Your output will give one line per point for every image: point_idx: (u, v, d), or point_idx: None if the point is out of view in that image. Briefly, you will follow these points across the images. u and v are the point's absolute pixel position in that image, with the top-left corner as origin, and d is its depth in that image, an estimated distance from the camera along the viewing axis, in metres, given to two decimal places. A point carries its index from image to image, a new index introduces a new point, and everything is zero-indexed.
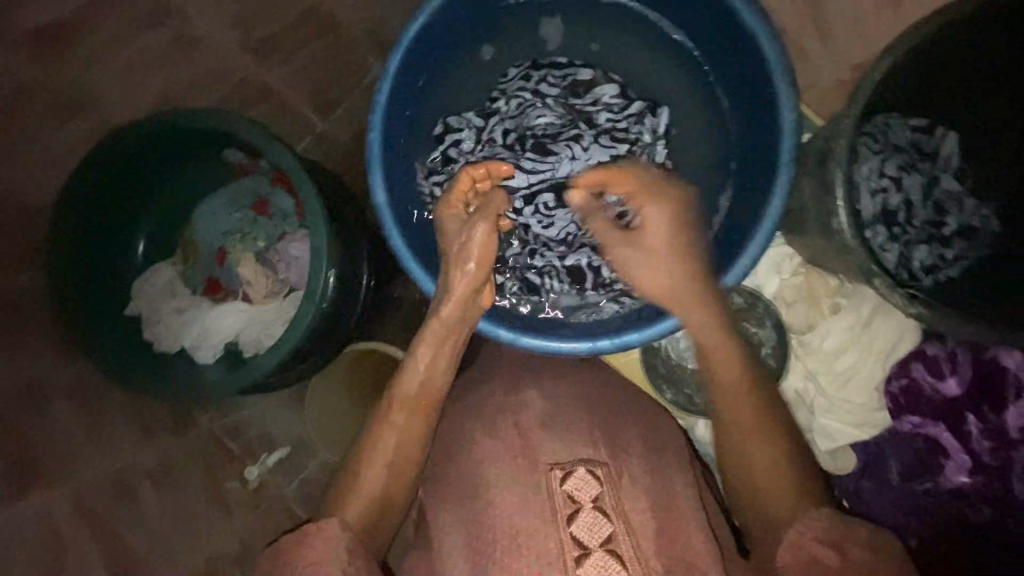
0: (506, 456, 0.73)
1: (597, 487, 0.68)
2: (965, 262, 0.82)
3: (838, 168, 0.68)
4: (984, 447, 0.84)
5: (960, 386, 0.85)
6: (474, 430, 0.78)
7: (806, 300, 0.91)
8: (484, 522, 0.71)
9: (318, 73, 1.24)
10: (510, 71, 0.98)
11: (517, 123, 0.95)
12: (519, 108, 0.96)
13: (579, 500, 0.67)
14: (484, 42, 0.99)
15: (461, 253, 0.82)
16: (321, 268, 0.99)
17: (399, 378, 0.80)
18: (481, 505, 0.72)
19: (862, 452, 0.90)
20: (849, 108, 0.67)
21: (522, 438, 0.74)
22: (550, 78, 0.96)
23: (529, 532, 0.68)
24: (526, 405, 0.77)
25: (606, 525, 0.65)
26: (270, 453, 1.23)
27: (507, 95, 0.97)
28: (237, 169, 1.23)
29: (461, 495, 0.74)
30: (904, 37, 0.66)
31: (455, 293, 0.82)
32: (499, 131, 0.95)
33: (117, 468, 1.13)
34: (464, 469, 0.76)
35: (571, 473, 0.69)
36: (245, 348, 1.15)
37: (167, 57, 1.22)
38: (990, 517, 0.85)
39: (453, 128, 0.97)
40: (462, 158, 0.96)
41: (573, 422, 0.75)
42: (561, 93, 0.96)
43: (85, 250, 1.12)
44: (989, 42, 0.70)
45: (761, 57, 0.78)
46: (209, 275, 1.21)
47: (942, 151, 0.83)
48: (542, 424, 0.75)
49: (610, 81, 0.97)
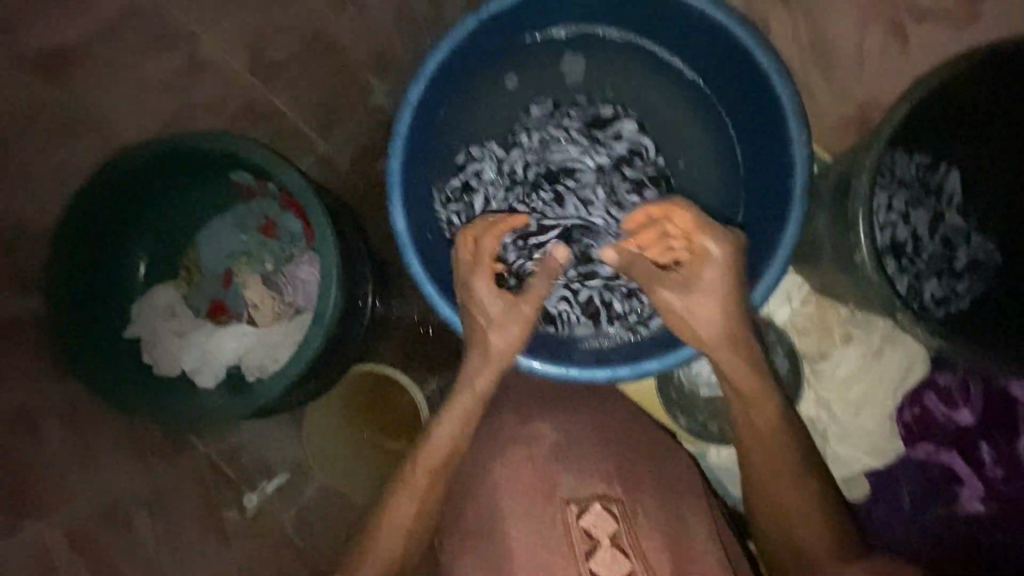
0: (522, 488, 0.73)
1: (614, 525, 0.69)
2: (974, 294, 0.85)
3: (858, 206, 0.71)
4: (996, 474, 0.87)
5: (974, 416, 0.88)
6: (489, 457, 0.77)
7: (818, 329, 0.94)
8: (503, 556, 0.71)
9: (327, 96, 1.25)
10: (532, 108, 1.01)
11: (539, 156, 0.99)
12: (542, 143, 0.99)
13: (596, 537, 0.68)
14: (506, 74, 1.01)
15: (496, 328, 0.81)
16: (332, 292, 0.99)
17: (424, 444, 0.76)
18: (501, 538, 0.71)
19: (875, 480, 0.92)
20: (871, 147, 0.71)
21: (539, 470, 0.74)
22: (572, 113, 1.00)
23: (547, 565, 0.69)
24: (539, 438, 0.77)
25: (626, 561, 0.66)
26: (269, 480, 1.24)
27: (529, 129, 1.00)
28: (243, 191, 1.22)
29: (480, 525, 0.74)
30: (914, 85, 0.70)
31: (487, 366, 0.81)
32: (520, 165, 0.99)
33: (112, 496, 1.05)
34: (481, 497, 0.75)
35: (587, 509, 0.70)
36: (247, 372, 1.13)
37: (176, 77, 1.22)
38: (1005, 542, 0.87)
39: (474, 158, 1.00)
40: (482, 187, 0.99)
41: (588, 458, 0.75)
42: (583, 126, 1.00)
43: (80, 269, 1.09)
44: (995, 85, 0.74)
45: (773, 95, 0.81)
46: (214, 298, 1.20)
47: (946, 188, 0.87)
48: (559, 456, 0.75)
49: (629, 117, 1.00)
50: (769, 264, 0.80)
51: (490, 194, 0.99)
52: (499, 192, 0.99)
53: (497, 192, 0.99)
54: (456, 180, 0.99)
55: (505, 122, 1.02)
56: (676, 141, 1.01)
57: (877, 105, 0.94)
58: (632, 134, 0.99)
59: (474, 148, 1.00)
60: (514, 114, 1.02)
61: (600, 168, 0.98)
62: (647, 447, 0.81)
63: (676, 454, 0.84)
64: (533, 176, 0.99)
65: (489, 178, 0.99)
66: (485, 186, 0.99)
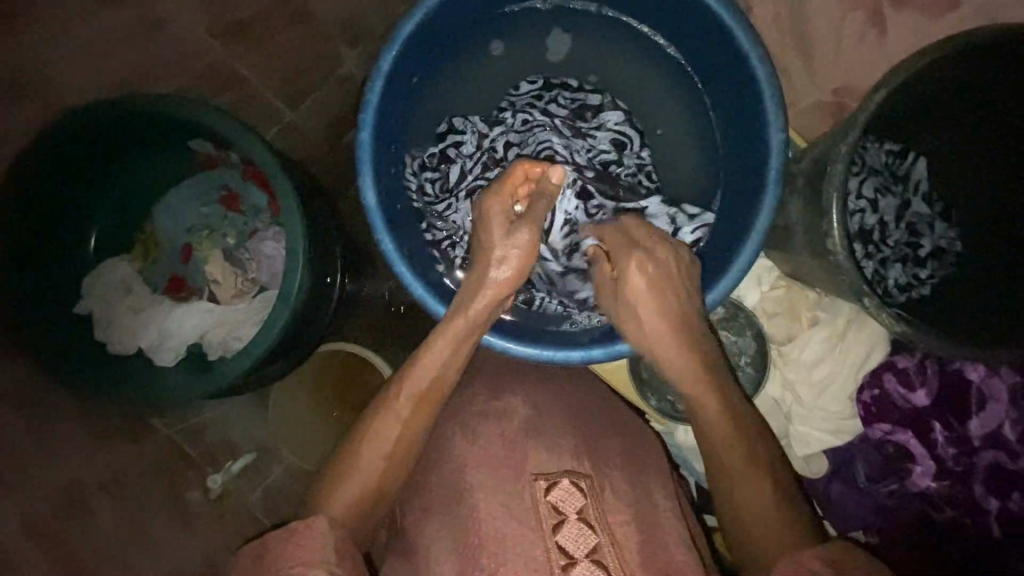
0: (487, 464, 0.72)
1: (582, 499, 0.67)
2: (934, 281, 0.89)
3: (833, 193, 0.72)
4: (949, 453, 0.91)
5: (927, 397, 0.91)
6: (453, 437, 0.77)
7: (787, 313, 0.97)
8: (469, 531, 0.67)
9: (293, 62, 1.19)
10: (521, 85, 1.00)
11: (521, 138, 0.95)
12: (526, 124, 0.95)
13: (563, 512, 0.66)
14: (491, 39, 0.99)
15: (498, 254, 0.77)
16: (297, 268, 0.95)
17: (407, 371, 0.76)
18: (465, 514, 0.69)
19: (833, 456, 0.96)
20: (846, 134, 0.72)
21: (506, 447, 0.73)
22: (561, 99, 0.97)
23: (513, 537, 0.65)
24: (507, 414, 0.77)
25: (592, 535, 0.64)
26: (235, 461, 1.20)
27: (515, 108, 0.97)
28: (204, 161, 1.16)
29: (436, 502, 0.73)
30: (896, 71, 0.70)
31: (478, 291, 0.78)
32: (502, 143, 0.94)
33: (68, 479, 1.03)
34: (445, 472, 0.75)
35: (555, 484, 0.68)
36: (209, 351, 1.08)
37: (127, 37, 1.14)
38: (951, 516, 0.92)
39: (456, 129, 0.97)
40: (460, 159, 0.96)
41: (557, 434, 0.75)
42: (570, 115, 0.97)
43: (24, 248, 1.03)
44: (975, 73, 0.74)
45: (752, 78, 0.81)
46: (172, 273, 1.15)
47: (913, 175, 0.90)
48: (526, 430, 0.75)
49: (617, 108, 0.99)
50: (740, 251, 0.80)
51: (466, 167, 0.95)
52: (476, 167, 0.95)
53: (473, 165, 0.95)
54: (434, 150, 0.97)
55: (492, 98, 1.01)
56: (659, 124, 1.01)
57: (855, 92, 0.95)
58: (618, 124, 0.97)
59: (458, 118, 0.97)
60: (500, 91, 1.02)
61: (591, 152, 0.95)
62: (615, 429, 0.81)
63: (640, 434, 0.84)
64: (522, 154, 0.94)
65: (469, 152, 0.95)
66: (465, 159, 0.95)
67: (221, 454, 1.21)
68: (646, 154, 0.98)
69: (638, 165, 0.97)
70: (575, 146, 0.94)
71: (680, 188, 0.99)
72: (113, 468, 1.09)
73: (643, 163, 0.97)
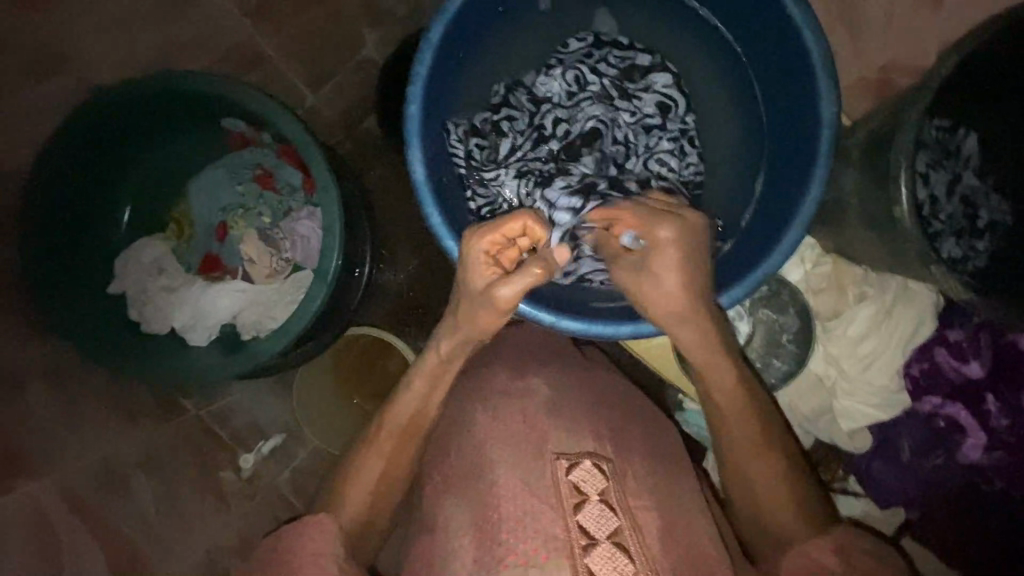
0: (510, 441, 0.68)
1: (604, 481, 0.63)
2: (991, 254, 0.87)
3: (901, 161, 0.73)
4: (1002, 424, 0.91)
5: (982, 369, 0.92)
6: (475, 407, 0.73)
7: (833, 288, 0.99)
8: (490, 502, 0.64)
9: (325, 38, 1.18)
10: (570, 42, 0.98)
11: (569, 114, 0.94)
12: (573, 98, 0.95)
13: (585, 492, 0.62)
14: None
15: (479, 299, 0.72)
16: (334, 248, 0.94)
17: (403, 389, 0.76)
18: (487, 485, 0.66)
19: (878, 432, 0.97)
20: (914, 106, 0.72)
21: (529, 424, 0.68)
22: (611, 58, 0.96)
23: (533, 512, 0.62)
24: (530, 394, 0.72)
25: (613, 518, 0.61)
26: (264, 441, 1.18)
27: (565, 65, 0.96)
28: (236, 140, 1.14)
29: (454, 479, 0.69)
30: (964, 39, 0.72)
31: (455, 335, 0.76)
32: (550, 119, 0.93)
33: (107, 456, 1.05)
34: (467, 445, 0.70)
35: (577, 464, 0.64)
36: (242, 331, 1.08)
37: (155, 11, 1.13)
38: (1002, 488, 0.93)
39: (510, 105, 0.97)
40: (512, 134, 0.95)
41: (572, 419, 0.69)
42: (619, 74, 0.96)
43: (58, 238, 1.03)
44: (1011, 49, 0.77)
45: (804, 54, 0.79)
46: (206, 252, 1.14)
47: (963, 150, 0.88)
48: (549, 408, 0.70)
49: (666, 69, 0.98)
50: (790, 224, 0.79)
51: (517, 142, 0.94)
52: (525, 143, 0.94)
53: (524, 142, 0.94)
54: (488, 118, 0.96)
55: (538, 58, 1.00)
56: (701, 92, 1.00)
57: (900, 70, 0.96)
58: (666, 86, 0.96)
59: (509, 90, 0.98)
60: (545, 53, 1.00)
61: (627, 121, 0.94)
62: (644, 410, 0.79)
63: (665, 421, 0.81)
64: (570, 132, 0.93)
65: (518, 130, 0.95)
66: (513, 135, 0.95)
67: (251, 434, 1.18)
68: (690, 119, 0.97)
69: (683, 125, 0.97)
70: (613, 107, 0.94)
71: (722, 161, 0.98)
72: (150, 448, 1.11)
73: (687, 129, 0.97)
